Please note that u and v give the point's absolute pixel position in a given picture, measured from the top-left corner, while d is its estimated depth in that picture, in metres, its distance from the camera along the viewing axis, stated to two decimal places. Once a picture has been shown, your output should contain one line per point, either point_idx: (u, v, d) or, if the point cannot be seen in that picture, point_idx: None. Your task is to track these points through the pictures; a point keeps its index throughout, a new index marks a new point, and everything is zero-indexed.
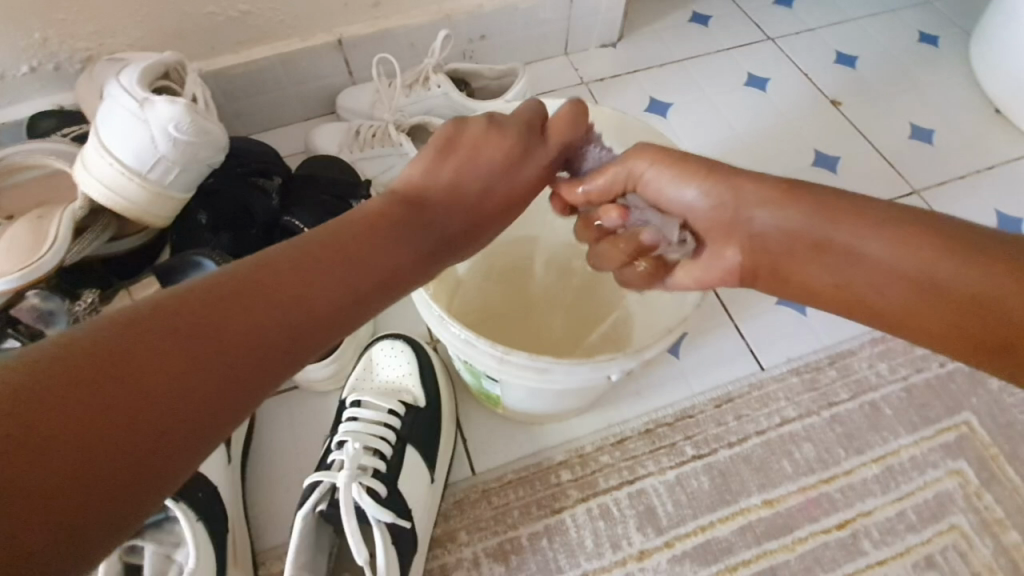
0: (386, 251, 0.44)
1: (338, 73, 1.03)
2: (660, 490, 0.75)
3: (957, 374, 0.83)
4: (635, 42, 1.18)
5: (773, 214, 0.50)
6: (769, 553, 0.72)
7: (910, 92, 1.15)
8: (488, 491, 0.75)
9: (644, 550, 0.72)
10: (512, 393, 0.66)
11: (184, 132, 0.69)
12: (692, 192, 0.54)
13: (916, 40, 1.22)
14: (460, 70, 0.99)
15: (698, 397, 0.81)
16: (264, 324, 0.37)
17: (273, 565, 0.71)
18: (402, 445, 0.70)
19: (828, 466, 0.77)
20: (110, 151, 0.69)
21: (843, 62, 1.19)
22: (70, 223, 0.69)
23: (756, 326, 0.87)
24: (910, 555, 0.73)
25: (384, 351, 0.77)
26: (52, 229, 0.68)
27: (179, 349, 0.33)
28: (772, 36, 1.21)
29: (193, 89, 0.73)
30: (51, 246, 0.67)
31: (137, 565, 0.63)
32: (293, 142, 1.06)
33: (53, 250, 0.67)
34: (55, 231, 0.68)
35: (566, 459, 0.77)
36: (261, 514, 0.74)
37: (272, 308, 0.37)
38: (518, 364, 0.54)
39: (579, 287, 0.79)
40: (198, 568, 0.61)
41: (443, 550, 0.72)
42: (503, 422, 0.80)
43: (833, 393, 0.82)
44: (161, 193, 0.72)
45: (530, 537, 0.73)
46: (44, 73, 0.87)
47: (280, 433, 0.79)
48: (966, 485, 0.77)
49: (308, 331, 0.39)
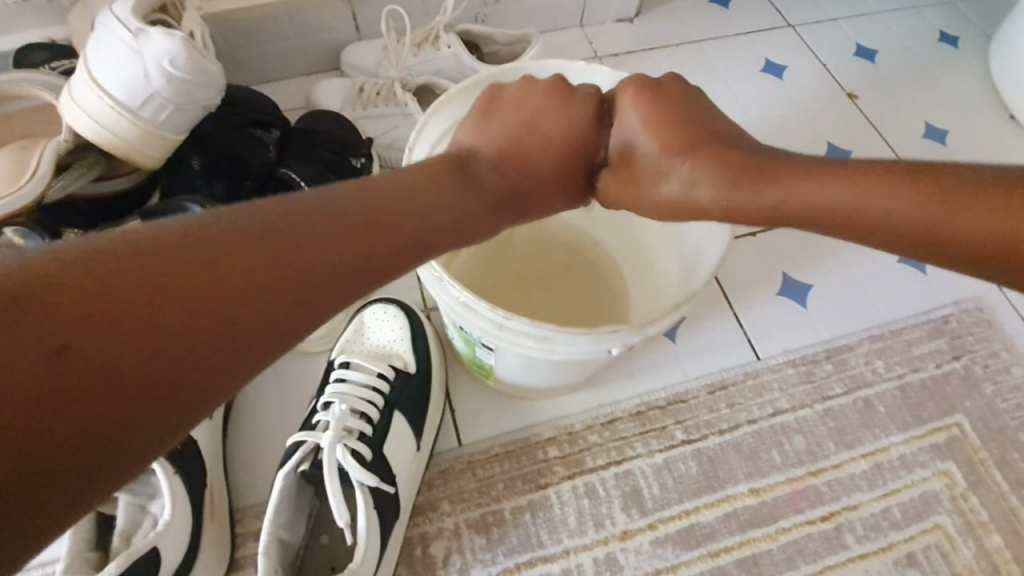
0: (430, 220, 0.44)
1: (345, 27, 0.99)
2: (647, 472, 0.75)
3: (952, 376, 0.83)
4: (653, 18, 1.14)
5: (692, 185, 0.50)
6: (751, 542, 0.72)
7: (927, 91, 1.13)
8: (473, 463, 0.74)
9: (628, 531, 0.71)
10: (505, 363, 0.64)
11: (179, 68, 0.65)
12: (647, 156, 0.52)
13: (936, 38, 1.19)
14: (472, 32, 0.96)
15: (692, 383, 0.80)
16: (277, 292, 0.35)
17: (251, 524, 0.70)
18: (389, 409, 0.68)
19: (816, 459, 0.77)
20: (100, 83, 0.65)
21: (863, 55, 1.16)
22: (54, 156, 0.67)
23: (755, 315, 0.85)
24: (892, 552, 0.73)
25: (376, 316, 0.75)
26: (34, 160, 0.66)
27: (197, 293, 0.32)
28: (793, 23, 1.17)
29: (191, 26, 0.69)
30: (31, 178, 0.64)
31: (110, 514, 0.61)
32: (294, 98, 1.02)
33: (33, 182, 0.64)
34: (37, 163, 0.65)
35: (555, 436, 0.76)
36: (240, 473, 0.73)
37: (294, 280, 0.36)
38: (516, 332, 0.52)
39: (576, 262, 0.78)
40: (172, 521, 0.59)
41: (424, 519, 0.71)
42: (493, 394, 0.79)
43: (828, 387, 0.81)
44: (152, 133, 0.69)
45: (514, 511, 0.72)
46: (36, 4, 0.83)
47: (265, 394, 0.77)
48: (953, 486, 0.77)
49: (315, 306, 0.37)
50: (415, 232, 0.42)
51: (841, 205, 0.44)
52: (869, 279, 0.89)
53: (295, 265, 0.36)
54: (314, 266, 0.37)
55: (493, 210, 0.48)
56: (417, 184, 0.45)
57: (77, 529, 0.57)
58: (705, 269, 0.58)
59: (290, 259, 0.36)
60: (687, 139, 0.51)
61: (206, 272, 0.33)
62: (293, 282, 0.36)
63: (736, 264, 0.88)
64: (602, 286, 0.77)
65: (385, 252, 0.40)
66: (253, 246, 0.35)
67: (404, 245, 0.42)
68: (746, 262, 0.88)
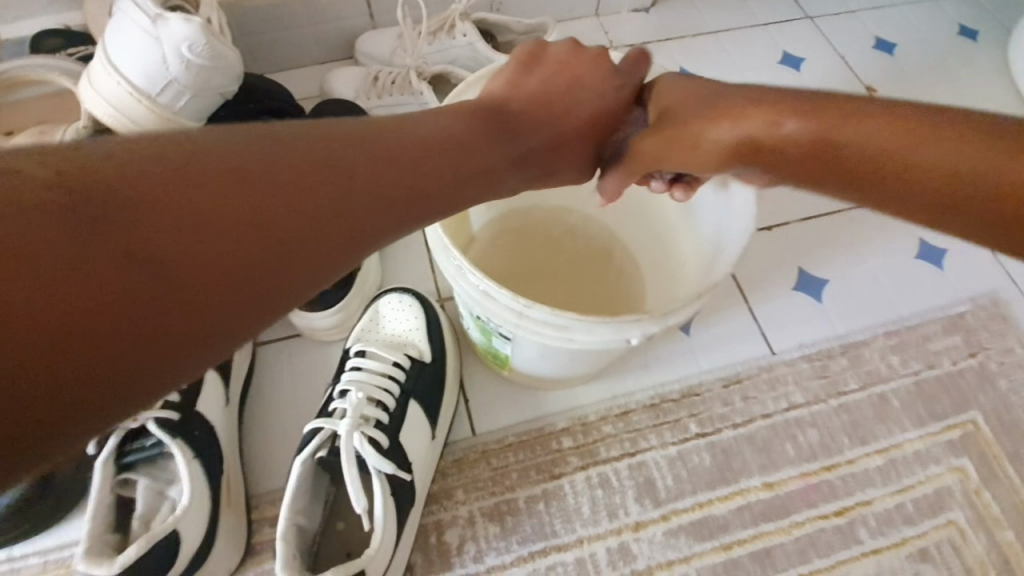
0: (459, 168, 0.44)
1: (359, 15, 0.98)
2: (661, 464, 0.75)
3: (967, 373, 0.82)
4: (668, 9, 1.13)
5: (733, 131, 0.48)
6: (765, 534, 0.72)
7: (946, 86, 1.11)
8: (488, 452, 0.74)
9: (641, 522, 0.72)
10: (522, 352, 0.64)
11: (198, 55, 0.64)
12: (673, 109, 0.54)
13: (956, 32, 1.17)
14: (487, 20, 0.95)
15: (707, 375, 0.80)
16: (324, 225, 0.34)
17: (267, 510, 0.71)
18: (405, 398, 0.68)
19: (831, 453, 0.77)
20: (118, 68, 0.65)
21: (881, 48, 1.14)
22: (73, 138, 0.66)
23: (770, 309, 0.85)
24: (904, 546, 0.73)
25: (391, 305, 0.75)
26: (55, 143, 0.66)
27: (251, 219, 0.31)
28: (811, 15, 1.16)
29: (209, 12, 0.69)
30: None
31: (129, 499, 0.62)
32: (308, 86, 1.01)
33: None
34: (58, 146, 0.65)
35: (568, 427, 0.76)
36: (256, 459, 0.73)
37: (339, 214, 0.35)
38: (538, 320, 0.51)
39: (592, 254, 0.78)
40: (191, 505, 0.59)
41: (439, 507, 0.72)
42: (507, 384, 0.79)
43: (843, 381, 0.81)
44: (169, 120, 0.68)
45: (527, 500, 0.72)
46: None
47: (279, 381, 0.78)
48: (966, 482, 0.77)
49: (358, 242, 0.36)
50: (455, 175, 0.43)
51: (851, 135, 0.43)
52: (885, 274, 0.89)
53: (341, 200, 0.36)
54: (368, 191, 0.37)
55: (513, 166, 0.49)
56: (455, 130, 0.46)
57: (98, 513, 0.57)
58: (726, 261, 0.57)
59: (335, 192, 0.35)
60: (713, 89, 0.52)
61: (256, 198, 0.32)
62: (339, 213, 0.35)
63: (751, 257, 0.88)
64: (618, 276, 0.77)
65: (419, 195, 0.40)
66: (301, 176, 0.34)
67: (438, 189, 0.42)
68: (762, 256, 0.88)
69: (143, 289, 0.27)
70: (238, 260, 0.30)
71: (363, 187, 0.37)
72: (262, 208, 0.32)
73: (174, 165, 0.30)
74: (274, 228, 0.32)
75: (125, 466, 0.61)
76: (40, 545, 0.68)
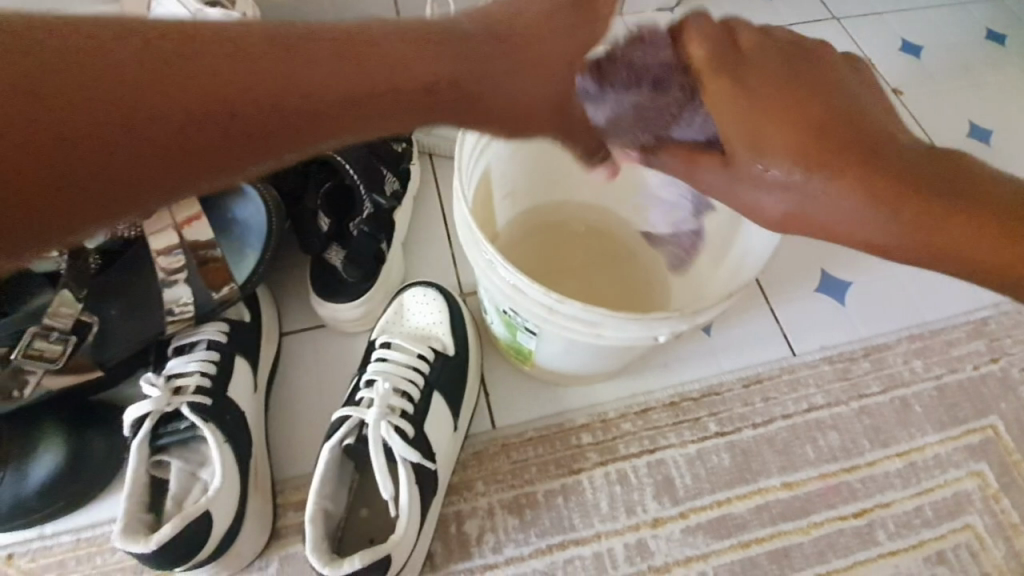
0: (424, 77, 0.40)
1: None
2: (679, 461, 0.75)
3: (989, 379, 0.82)
4: (693, 8, 1.13)
5: (785, 192, 0.43)
6: (783, 534, 0.72)
7: (973, 89, 1.10)
8: (508, 446, 0.75)
9: (659, 518, 0.72)
10: (547, 347, 0.65)
11: None
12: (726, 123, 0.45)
13: (983, 35, 1.16)
14: None
15: (727, 375, 0.80)
16: (239, 125, 0.34)
17: (291, 495, 0.72)
18: (429, 390, 0.69)
19: (851, 456, 0.77)
20: None
21: (907, 50, 1.13)
22: None
23: (792, 310, 0.84)
24: (923, 550, 0.73)
25: (415, 298, 0.76)
26: None
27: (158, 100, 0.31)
28: (837, 16, 1.15)
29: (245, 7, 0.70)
30: None
31: (162, 480, 0.64)
32: None
33: None
34: None
35: (588, 423, 0.77)
36: (281, 446, 0.75)
37: (263, 116, 0.34)
38: (567, 316, 0.52)
39: (615, 253, 0.79)
40: (222, 488, 0.61)
41: (459, 498, 0.73)
42: (528, 379, 0.80)
43: (864, 385, 0.80)
44: None
45: (547, 494, 0.73)
46: None
47: (304, 371, 0.79)
48: (986, 487, 0.76)
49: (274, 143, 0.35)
50: (415, 92, 0.40)
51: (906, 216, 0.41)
52: (909, 278, 0.88)
53: (268, 106, 0.34)
54: (301, 97, 0.35)
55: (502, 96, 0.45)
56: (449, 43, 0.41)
57: (134, 493, 0.59)
58: (754, 262, 0.57)
59: (264, 93, 0.34)
60: (790, 115, 0.43)
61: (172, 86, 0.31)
62: (261, 117, 0.34)
63: (773, 259, 0.88)
64: (640, 275, 0.78)
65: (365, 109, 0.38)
66: (234, 68, 0.33)
67: (391, 101, 0.39)
68: (784, 258, 0.88)
69: (43, 151, 0.29)
70: (148, 142, 0.31)
71: (268, 96, 0.34)
72: (154, 94, 0.31)
73: (95, 40, 0.30)
74: (188, 119, 0.32)
75: (158, 447, 0.63)
76: (73, 524, 0.70)
